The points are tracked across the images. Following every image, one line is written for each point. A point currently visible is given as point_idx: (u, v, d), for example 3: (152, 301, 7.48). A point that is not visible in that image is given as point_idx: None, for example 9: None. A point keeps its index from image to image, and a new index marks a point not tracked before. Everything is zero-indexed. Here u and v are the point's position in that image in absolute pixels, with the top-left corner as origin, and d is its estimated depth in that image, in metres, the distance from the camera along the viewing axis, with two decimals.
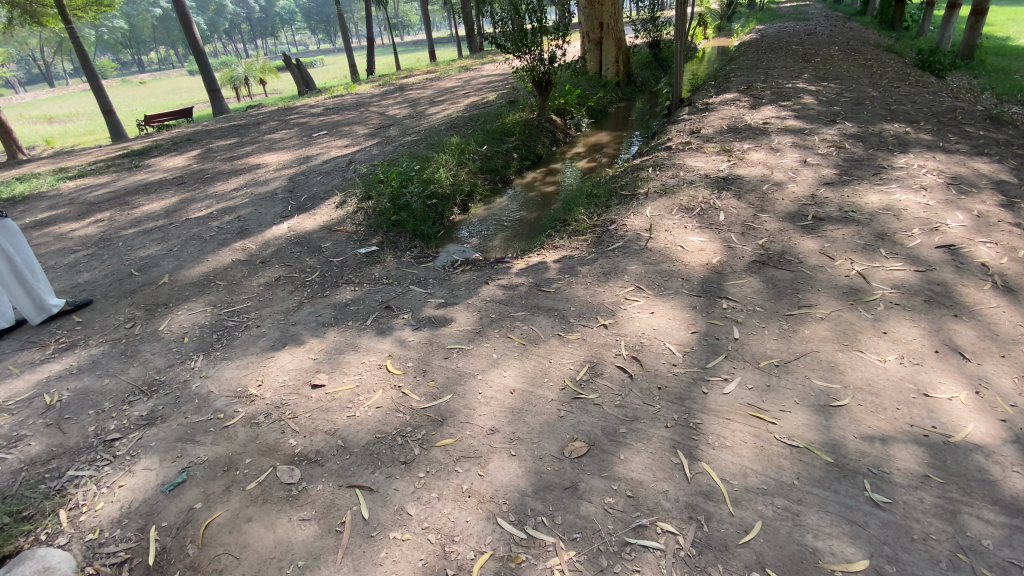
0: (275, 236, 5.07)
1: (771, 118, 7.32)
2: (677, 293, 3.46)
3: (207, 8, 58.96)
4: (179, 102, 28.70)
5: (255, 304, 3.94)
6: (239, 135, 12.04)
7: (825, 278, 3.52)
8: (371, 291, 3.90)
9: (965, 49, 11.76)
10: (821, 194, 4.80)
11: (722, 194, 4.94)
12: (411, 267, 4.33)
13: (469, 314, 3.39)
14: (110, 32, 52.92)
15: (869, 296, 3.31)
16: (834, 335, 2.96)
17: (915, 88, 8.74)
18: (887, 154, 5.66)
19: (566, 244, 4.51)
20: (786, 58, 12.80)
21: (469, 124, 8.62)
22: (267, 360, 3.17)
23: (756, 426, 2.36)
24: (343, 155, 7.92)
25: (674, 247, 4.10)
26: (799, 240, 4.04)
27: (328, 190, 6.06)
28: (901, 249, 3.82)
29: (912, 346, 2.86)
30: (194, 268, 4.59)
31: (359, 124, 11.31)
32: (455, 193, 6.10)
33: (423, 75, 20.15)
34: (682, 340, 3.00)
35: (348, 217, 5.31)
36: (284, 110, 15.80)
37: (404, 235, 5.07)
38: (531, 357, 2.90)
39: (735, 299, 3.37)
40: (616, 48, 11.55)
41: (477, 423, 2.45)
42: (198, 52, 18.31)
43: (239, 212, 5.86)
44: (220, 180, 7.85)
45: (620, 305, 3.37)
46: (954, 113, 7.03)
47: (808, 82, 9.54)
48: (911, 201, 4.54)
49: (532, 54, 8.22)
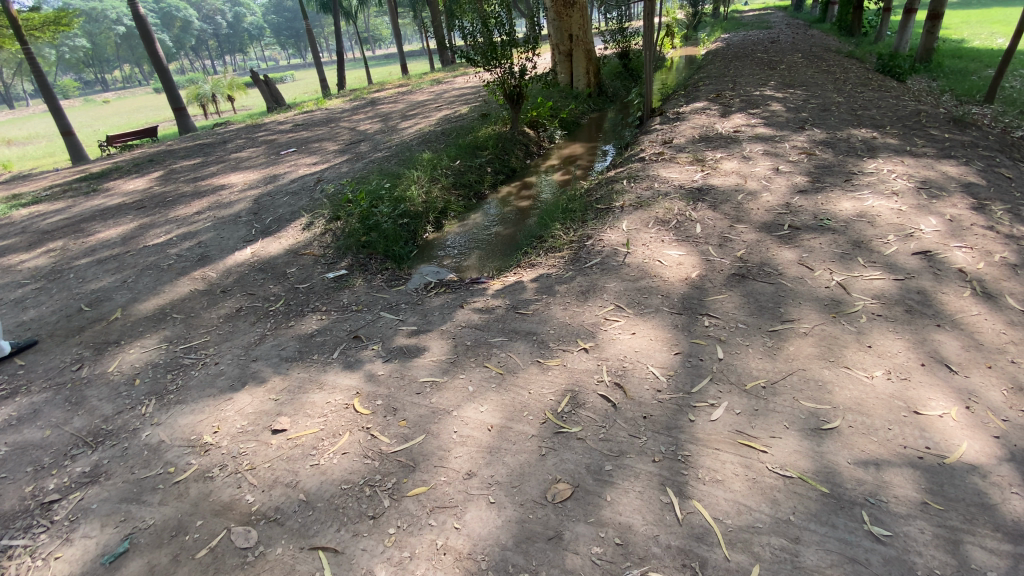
0: (238, 262, 4.82)
1: (741, 126, 7.37)
2: (658, 312, 3.35)
3: (172, 25, 57.86)
4: (144, 121, 27.91)
5: (215, 339, 3.71)
6: (204, 155, 11.66)
7: (806, 290, 3.45)
8: (339, 320, 3.70)
9: (922, 53, 12.15)
10: (796, 202, 4.79)
11: (698, 205, 4.89)
12: (382, 291, 4.14)
13: (443, 342, 3.20)
14: (71, 52, 51.51)
15: (850, 307, 3.25)
16: (819, 351, 2.88)
17: (878, 93, 8.94)
18: (857, 160, 5.70)
19: (542, 262, 4.38)
20: (752, 65, 13.02)
21: (441, 138, 8.47)
22: (224, 403, 2.96)
23: (747, 456, 2.23)
24: (312, 174, 7.70)
25: (652, 262, 4.01)
26: (777, 250, 3.99)
27: (294, 212, 5.83)
28: (878, 257, 3.79)
29: (897, 359, 2.79)
30: (149, 300, 4.32)
31: (328, 140, 11.08)
32: (427, 210, 5.93)
33: (395, 89, 19.99)
34: (665, 362, 2.87)
35: (315, 240, 5.10)
36: (252, 128, 15.44)
37: (375, 257, 4.87)
38: (508, 388, 2.73)
39: (716, 315, 3.27)
40: (587, 59, 11.59)
41: (452, 467, 2.28)
42: (162, 70, 17.84)
43: (200, 238, 5.58)
44: (181, 204, 7.53)
45: (599, 326, 3.24)
46: (918, 117, 7.18)
47: (775, 89, 9.69)
48: (884, 207, 4.55)
49: (503, 67, 8.15)
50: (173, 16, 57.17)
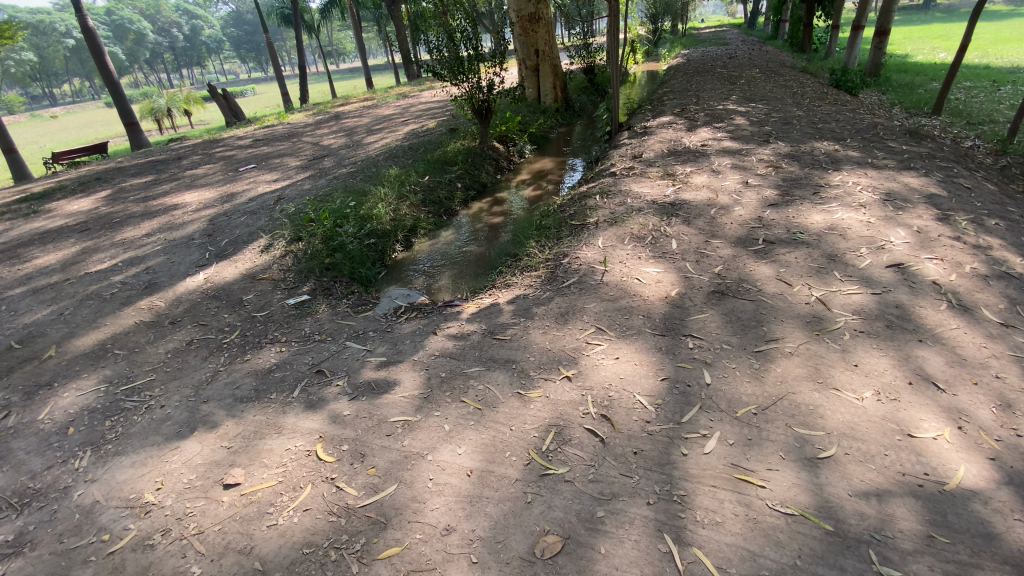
0: (189, 289, 4.47)
1: (708, 139, 7.45)
2: (640, 334, 3.21)
3: (124, 38, 55.85)
4: (94, 137, 26.60)
5: (162, 378, 3.38)
6: (157, 173, 11.07)
7: (787, 307, 3.39)
8: (300, 352, 3.43)
9: (871, 68, 12.72)
10: (768, 216, 4.79)
11: (672, 220, 4.83)
12: (347, 318, 3.87)
13: (415, 374, 2.97)
14: (15, 65, 49.01)
15: (832, 324, 3.20)
16: (807, 372, 2.79)
17: (834, 106, 9.24)
18: (823, 172, 5.79)
19: (518, 281, 4.20)
20: (714, 80, 13.36)
21: (408, 153, 8.25)
22: (169, 453, 2.66)
23: (745, 493, 2.10)
24: (272, 192, 7.35)
25: (630, 280, 3.89)
26: (754, 265, 3.94)
27: (252, 232, 5.49)
28: (854, 271, 3.78)
29: (885, 379, 2.73)
30: (88, 335, 3.93)
31: (290, 156, 10.69)
32: (396, 228, 5.69)
33: (360, 103, 19.66)
34: (651, 389, 2.73)
35: (275, 263, 4.79)
36: (209, 143, 14.85)
37: (340, 280, 4.60)
38: (487, 425, 2.53)
39: (700, 336, 3.15)
40: (553, 74, 11.63)
41: (428, 522, 2.06)
42: (112, 85, 17.03)
43: (149, 263, 5.19)
44: (130, 225, 7.06)
45: (581, 351, 3.08)
46: (875, 130, 7.41)
47: (737, 103, 9.91)
48: (854, 219, 4.59)
49: (470, 82, 8.03)
50: (126, 29, 55.23)
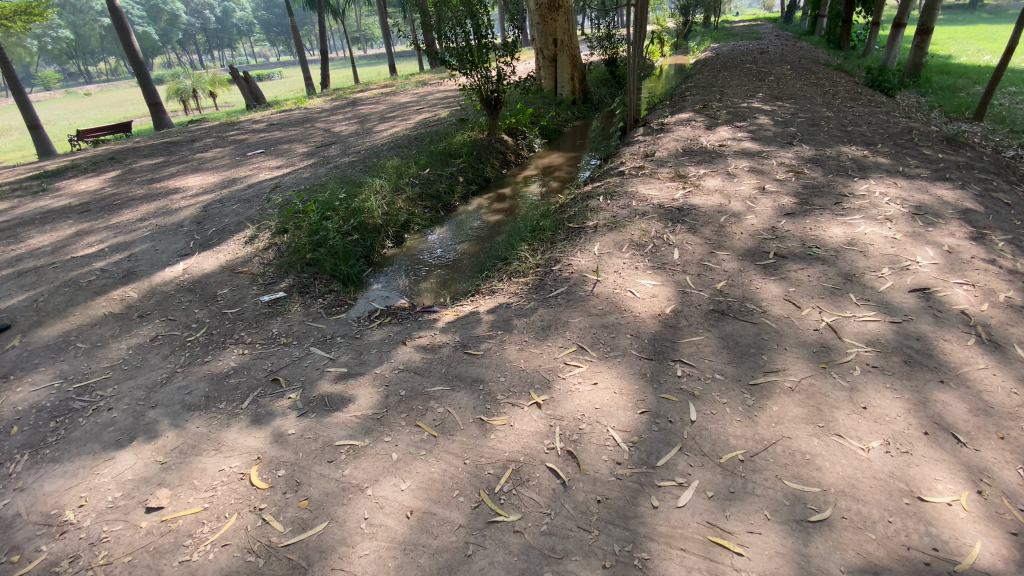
0: (165, 280, 4.31)
1: (727, 139, 7.01)
2: (625, 356, 2.90)
3: (158, 19, 56.71)
4: (122, 116, 27.01)
5: (117, 377, 3.23)
6: (168, 155, 11.04)
7: (793, 333, 3.05)
8: (261, 356, 3.23)
9: (911, 68, 11.99)
10: (782, 226, 4.41)
11: (676, 227, 4.49)
12: (318, 320, 3.64)
13: (373, 391, 2.73)
14: (54, 42, 50.28)
15: (841, 357, 2.85)
16: (806, 413, 2.47)
17: (868, 108, 8.67)
18: (848, 180, 5.36)
19: (503, 288, 3.92)
20: (741, 76, 12.76)
21: (413, 143, 8.00)
22: (101, 465, 2.50)
23: (719, 562, 1.81)
24: (271, 179, 7.19)
25: (623, 293, 3.57)
26: (760, 282, 3.60)
27: (239, 222, 5.32)
28: (872, 294, 3.41)
29: (896, 427, 2.40)
30: (54, 325, 3.80)
31: (300, 142, 10.55)
32: (387, 223, 5.45)
33: (379, 89, 19.46)
34: (627, 424, 2.42)
35: (256, 256, 4.60)
36: (225, 126, 14.82)
37: (320, 277, 4.37)
38: (438, 456, 2.27)
39: (690, 362, 2.83)
40: (572, 65, 11.22)
41: (352, 571, 1.83)
42: (137, 64, 17.13)
43: (133, 249, 5.06)
44: (128, 208, 6.98)
45: (556, 372, 2.79)
46: (910, 135, 6.89)
47: (763, 101, 9.40)
48: (877, 234, 4.19)
49: (479, 71, 7.73)
50: (160, 9, 56.00)
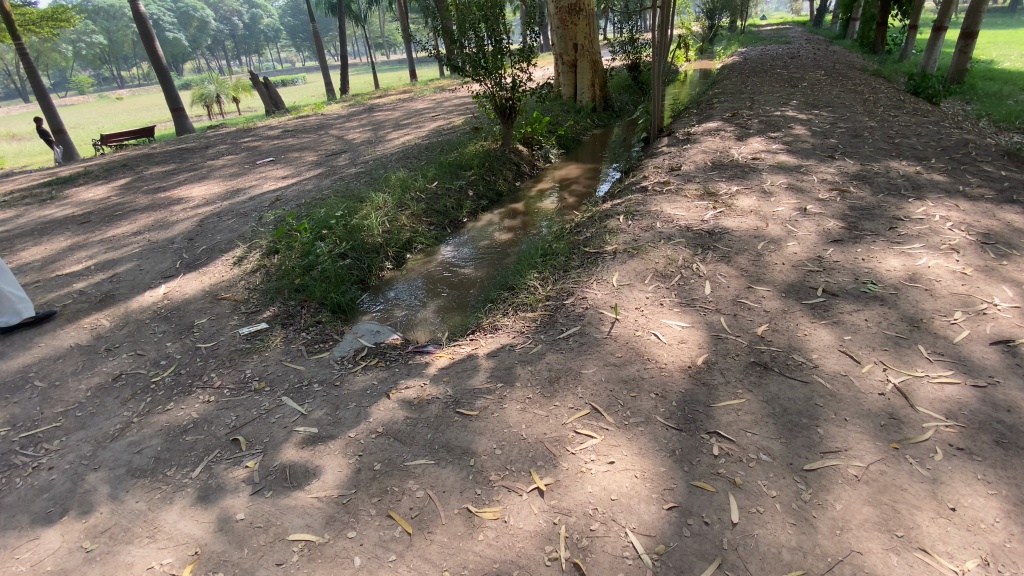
0: (143, 306, 3.98)
1: (760, 152, 6.45)
2: (648, 424, 2.41)
3: (188, 25, 57.98)
4: (148, 121, 27.33)
5: (69, 425, 2.87)
6: (180, 162, 10.88)
7: (852, 399, 2.52)
8: (227, 407, 2.84)
9: (954, 73, 11.19)
10: (829, 256, 3.86)
11: (707, 255, 3.97)
12: (297, 360, 3.22)
13: (343, 462, 2.29)
14: (89, 48, 51.72)
15: (916, 434, 2.31)
16: (877, 516, 1.95)
17: (913, 117, 7.99)
18: (901, 201, 4.76)
19: (507, 325, 3.46)
20: (772, 82, 12.11)
21: (423, 154, 7.61)
22: (20, 548, 2.12)
23: None
24: (274, 191, 6.87)
25: (645, 337, 3.08)
26: (807, 328, 3.07)
27: (231, 240, 4.98)
28: (944, 346, 2.85)
29: (995, 539, 1.86)
30: (16, 357, 3.48)
31: (310, 150, 10.28)
32: (387, 242, 5.05)
33: (396, 95, 19.25)
34: (650, 525, 1.93)
35: (243, 279, 4.23)
36: (241, 132, 14.72)
37: (308, 304, 3.97)
38: (409, 564, 1.82)
39: (728, 436, 2.32)
40: (592, 71, 10.72)
41: None
42: (160, 70, 17.18)
43: (118, 269, 4.75)
44: (127, 220, 6.73)
45: (564, 444, 2.31)
46: (964, 148, 6.24)
47: (797, 109, 8.78)
48: (943, 268, 3.62)
49: (493, 78, 7.31)
50: (190, 16, 57.23)
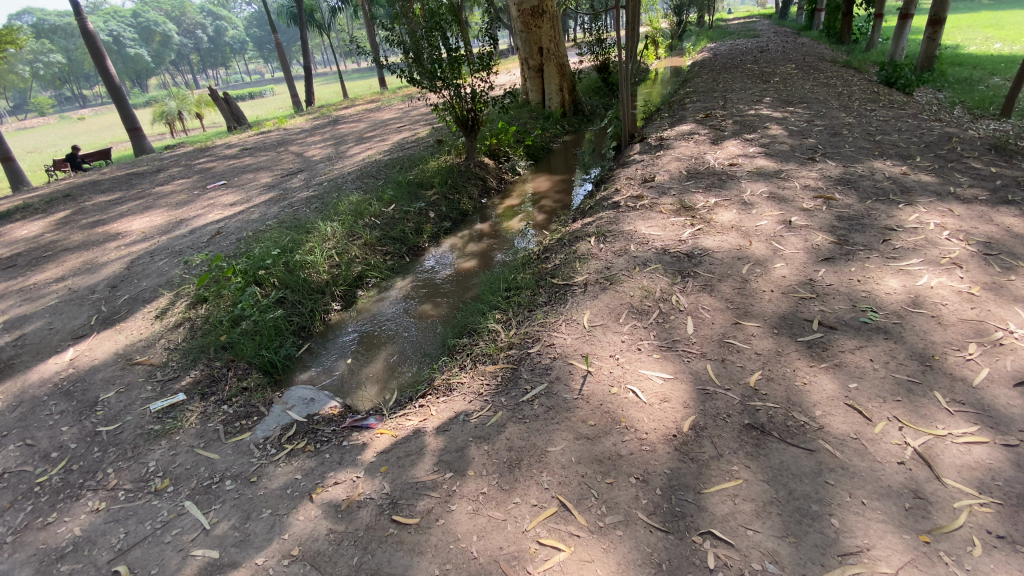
0: (43, 378, 3.42)
1: (737, 156, 6.09)
2: (628, 525, 1.96)
3: (148, 40, 56.26)
4: (108, 142, 26.19)
5: None
6: (128, 189, 10.14)
7: (868, 472, 2.10)
8: (117, 518, 2.32)
9: (923, 61, 11.05)
10: (821, 279, 3.47)
11: (687, 284, 3.55)
12: (211, 446, 2.71)
13: None
14: (47, 68, 49.66)
15: (948, 520, 1.90)
16: None
17: (889, 110, 7.75)
18: (891, 208, 4.41)
19: (463, 384, 2.98)
20: (743, 78, 11.85)
21: (382, 172, 7.09)
22: None
23: None
24: (218, 222, 6.29)
25: (621, 396, 2.63)
26: (806, 375, 2.65)
27: (156, 287, 4.42)
28: (964, 392, 2.46)
29: None
30: None
31: (266, 170, 9.65)
32: (335, 279, 4.55)
33: (363, 105, 18.63)
34: None
35: (163, 338, 3.70)
36: (198, 152, 13.97)
37: (236, 366, 3.46)
38: None
39: (725, 538, 1.89)
40: (560, 74, 10.31)
41: None
42: (115, 90, 16.22)
43: (25, 329, 4.15)
44: (55, 262, 6.08)
45: (522, 562, 1.85)
46: (947, 142, 5.96)
47: (771, 106, 8.48)
48: (947, 288, 3.24)
49: (452, 88, 6.84)
50: (151, 31, 55.63)
